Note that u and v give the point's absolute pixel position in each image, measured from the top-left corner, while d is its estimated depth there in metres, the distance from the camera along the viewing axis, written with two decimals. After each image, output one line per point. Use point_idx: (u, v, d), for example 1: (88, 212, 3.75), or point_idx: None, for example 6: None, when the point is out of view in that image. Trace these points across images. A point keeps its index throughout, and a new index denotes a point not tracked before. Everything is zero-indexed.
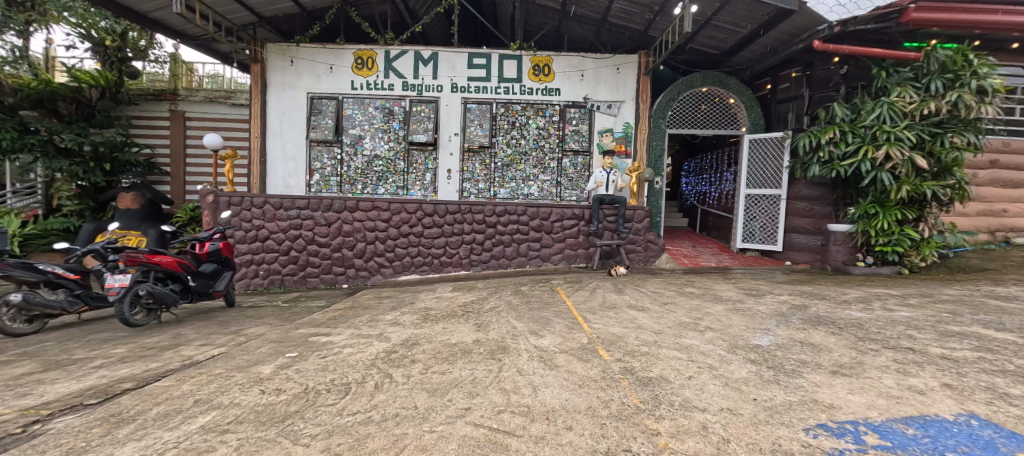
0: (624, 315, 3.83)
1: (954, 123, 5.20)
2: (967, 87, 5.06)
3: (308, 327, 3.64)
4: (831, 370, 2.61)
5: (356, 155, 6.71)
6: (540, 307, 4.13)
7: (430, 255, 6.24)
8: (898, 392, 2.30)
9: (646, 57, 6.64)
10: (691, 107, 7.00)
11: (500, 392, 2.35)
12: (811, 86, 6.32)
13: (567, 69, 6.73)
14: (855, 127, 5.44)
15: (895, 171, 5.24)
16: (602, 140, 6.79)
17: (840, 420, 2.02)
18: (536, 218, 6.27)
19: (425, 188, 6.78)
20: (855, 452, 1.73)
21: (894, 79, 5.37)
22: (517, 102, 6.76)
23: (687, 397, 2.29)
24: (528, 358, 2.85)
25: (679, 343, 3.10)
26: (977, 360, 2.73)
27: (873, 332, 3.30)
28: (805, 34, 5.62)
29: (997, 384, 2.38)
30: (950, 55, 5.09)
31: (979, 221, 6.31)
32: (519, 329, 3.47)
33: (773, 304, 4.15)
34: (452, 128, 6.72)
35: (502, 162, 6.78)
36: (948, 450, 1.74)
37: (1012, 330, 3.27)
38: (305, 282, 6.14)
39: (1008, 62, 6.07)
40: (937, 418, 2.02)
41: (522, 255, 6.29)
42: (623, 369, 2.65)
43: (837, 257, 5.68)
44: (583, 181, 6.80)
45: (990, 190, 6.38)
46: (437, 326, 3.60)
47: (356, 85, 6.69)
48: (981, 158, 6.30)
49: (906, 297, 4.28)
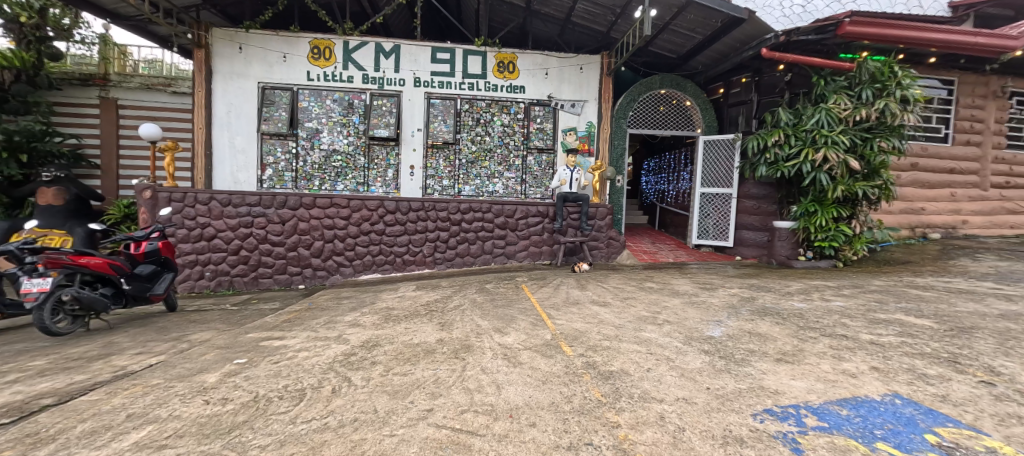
0: (587, 311, 3.88)
1: (882, 129, 5.62)
2: (893, 96, 5.49)
3: (259, 331, 3.44)
4: (775, 358, 2.75)
5: (312, 150, 6.42)
6: (505, 305, 4.11)
7: (393, 254, 6.08)
8: (834, 376, 2.45)
9: (608, 58, 6.75)
10: (650, 108, 7.20)
11: (463, 392, 2.31)
12: (759, 91, 6.58)
13: (532, 67, 6.73)
14: (798, 131, 5.77)
15: (832, 172, 5.61)
16: (567, 138, 6.84)
17: (783, 405, 2.14)
18: (501, 216, 6.26)
19: (386, 185, 6.60)
20: (798, 434, 1.83)
21: (831, 87, 5.75)
22: (481, 98, 6.68)
23: (647, 388, 2.34)
24: (491, 356, 2.82)
25: (639, 337, 3.17)
26: (900, 344, 2.96)
27: (812, 321, 3.51)
28: (755, 41, 5.94)
29: (917, 366, 2.58)
30: (878, 66, 5.53)
31: (902, 219, 6.90)
32: (484, 327, 3.43)
33: (725, 297, 4.35)
34: (415, 123, 6.55)
35: (467, 159, 6.69)
36: (876, 428, 1.88)
37: (929, 316, 3.58)
38: (257, 283, 5.81)
39: (927, 75, 6.67)
40: (867, 399, 2.17)
41: (487, 252, 6.27)
42: (585, 364, 2.69)
43: (781, 252, 6.04)
44: (547, 178, 6.87)
45: (912, 190, 6.94)
46: (400, 326, 3.50)
47: (313, 76, 6.38)
48: (905, 161, 6.86)
49: (841, 288, 4.60)
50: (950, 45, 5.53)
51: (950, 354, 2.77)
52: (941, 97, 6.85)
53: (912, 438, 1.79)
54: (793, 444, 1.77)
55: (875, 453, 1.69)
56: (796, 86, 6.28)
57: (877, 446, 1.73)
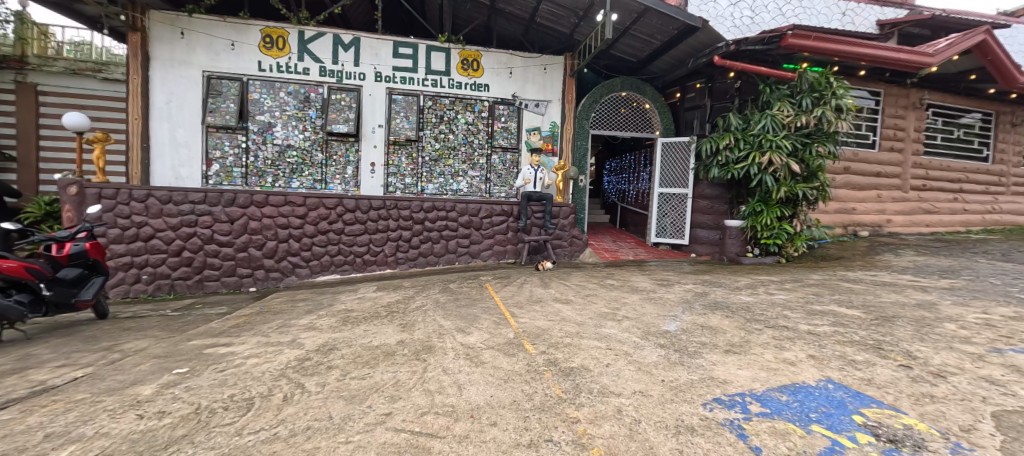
0: (549, 308, 3.91)
1: (820, 134, 6.02)
2: (829, 105, 5.89)
3: (203, 337, 3.22)
4: (725, 349, 2.88)
5: (264, 144, 6.10)
6: (467, 304, 4.07)
7: (353, 254, 5.88)
8: (776, 365, 2.60)
9: (571, 60, 6.86)
10: (611, 110, 7.37)
11: (424, 394, 2.25)
12: (712, 97, 6.87)
13: (496, 65, 6.70)
14: (746, 135, 6.10)
15: (776, 175, 5.96)
16: (531, 138, 6.85)
17: (731, 393, 2.26)
18: (465, 214, 6.21)
19: (345, 182, 6.36)
20: (742, 421, 1.97)
21: (776, 95, 6.10)
22: (445, 96, 6.58)
23: (605, 383, 2.38)
24: (453, 356, 2.77)
25: (599, 333, 3.22)
26: (833, 333, 3.18)
27: (758, 313, 3.71)
28: (708, 49, 6.22)
29: (847, 353, 2.77)
30: (816, 77, 5.90)
31: (836, 218, 7.43)
32: (446, 327, 3.38)
33: (680, 292, 4.52)
34: (376, 119, 6.35)
35: (430, 156, 6.57)
36: (811, 411, 2.04)
37: (858, 306, 3.88)
38: (202, 286, 5.44)
39: (858, 86, 7.23)
40: (804, 384, 2.33)
41: (451, 252, 6.20)
42: (547, 361, 2.70)
43: (732, 249, 6.37)
44: (511, 178, 6.86)
45: (846, 192, 7.50)
46: (359, 328, 3.38)
47: (265, 66, 6.06)
48: (839, 165, 7.39)
49: (783, 282, 4.89)
50: (878, 60, 5.95)
51: (874, 341, 2.99)
52: (870, 107, 7.44)
53: (842, 419, 1.97)
54: (739, 431, 1.91)
55: (810, 435, 1.86)
56: (745, 93, 6.57)
57: (812, 429, 1.90)
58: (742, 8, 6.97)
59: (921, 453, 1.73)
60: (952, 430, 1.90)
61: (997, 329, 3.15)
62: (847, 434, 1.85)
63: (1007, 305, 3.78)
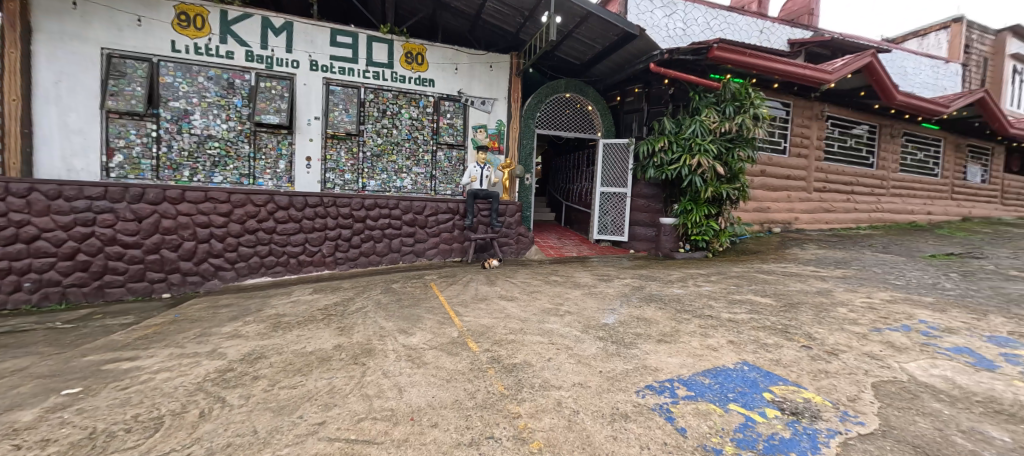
0: (494, 306, 3.91)
1: (741, 140, 6.54)
2: (749, 113, 6.41)
3: (103, 352, 2.87)
4: (657, 339, 3.06)
5: (180, 134, 5.53)
6: (411, 304, 3.97)
7: (287, 255, 5.52)
8: (701, 351, 2.80)
9: (516, 59, 6.93)
10: (556, 110, 7.48)
11: (361, 399, 2.17)
12: (649, 101, 7.22)
13: (441, 60, 6.59)
14: (678, 138, 6.52)
15: (704, 176, 6.41)
16: (477, 135, 6.82)
17: (661, 379, 2.40)
18: (409, 212, 6.07)
19: (277, 177, 5.94)
20: (670, 406, 2.10)
21: (704, 102, 6.55)
22: (388, 89, 6.35)
23: (547, 377, 2.44)
24: (394, 359, 2.69)
25: (542, 328, 3.28)
26: (750, 319, 3.49)
27: (687, 304, 3.98)
28: (644, 57, 6.59)
29: (760, 337, 3.04)
30: (738, 87, 6.41)
31: (755, 216, 8.17)
32: (387, 329, 3.27)
33: (619, 286, 4.73)
34: (312, 110, 5.99)
35: (372, 152, 6.30)
36: (730, 392, 2.23)
37: (770, 294, 4.29)
38: (102, 293, 4.78)
39: (772, 97, 7.98)
40: (725, 367, 2.54)
41: (395, 251, 6.04)
42: (490, 358, 2.70)
43: (666, 245, 6.79)
44: (458, 175, 6.78)
45: (762, 192, 8.24)
46: (291, 334, 3.18)
47: (179, 47, 5.49)
48: (757, 167, 8.10)
49: (710, 275, 5.29)
50: (787, 75, 6.58)
51: (782, 325, 3.31)
52: (782, 116, 8.24)
53: (755, 397, 2.17)
54: (667, 414, 2.05)
55: (728, 413, 2.03)
56: (678, 99, 7.09)
57: (730, 408, 2.08)
58: (675, 19, 7.40)
59: (816, 423, 1.97)
60: (841, 401, 2.17)
61: (878, 310, 3.63)
62: (758, 410, 2.06)
63: (887, 290, 4.36)
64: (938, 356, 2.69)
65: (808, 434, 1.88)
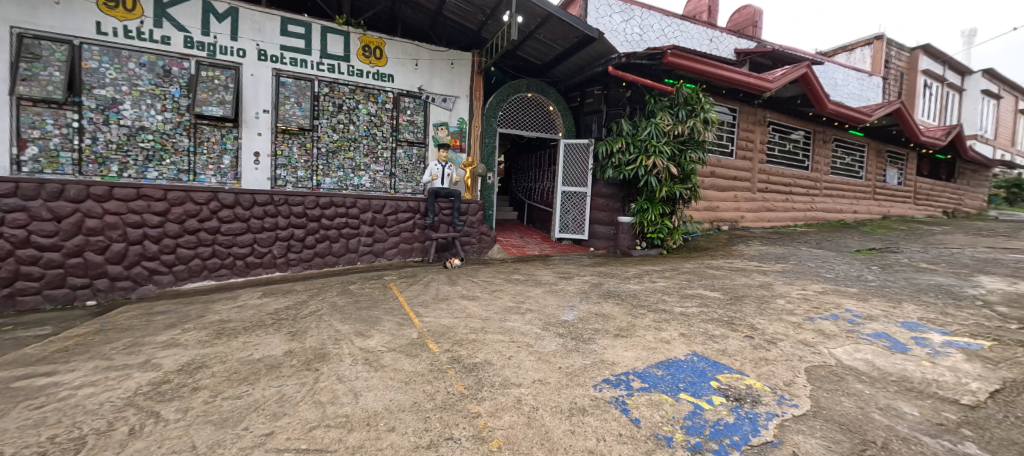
0: (455, 306, 3.87)
1: (693, 143, 6.84)
2: (700, 117, 6.72)
3: (14, 368, 2.58)
4: (614, 334, 3.14)
5: (107, 125, 5.02)
6: (369, 306, 3.85)
7: (233, 257, 5.22)
8: (655, 344, 2.90)
9: (478, 57, 6.90)
10: (518, 110, 7.53)
11: (313, 407, 2.09)
12: (607, 103, 7.42)
13: (400, 55, 6.42)
14: (635, 140, 6.74)
15: (659, 176, 6.66)
16: (438, 133, 6.71)
17: (617, 372, 2.47)
18: (367, 211, 5.96)
19: (221, 174, 5.48)
20: (626, 398, 2.16)
21: (658, 106, 6.81)
22: (344, 83, 6.10)
23: (507, 375, 2.44)
24: (350, 363, 2.60)
25: (503, 327, 3.28)
26: (699, 312, 3.67)
27: (643, 299, 4.12)
28: (602, 60, 6.76)
29: (708, 329, 3.20)
30: (689, 92, 6.71)
31: (705, 214, 8.59)
32: (343, 332, 3.16)
33: (579, 284, 4.82)
34: (260, 103, 5.63)
35: (327, 148, 6.01)
36: (681, 381, 2.33)
37: (718, 288, 4.53)
38: (13, 302, 4.29)
39: (721, 102, 8.41)
40: (676, 358, 2.64)
41: (352, 251, 5.88)
42: (451, 359, 2.67)
43: (623, 243, 6.99)
44: (418, 173, 6.61)
45: (711, 192, 8.68)
46: (237, 340, 3.00)
47: (105, 29, 4.99)
48: (707, 169, 8.52)
49: (664, 271, 5.50)
50: (734, 82, 6.95)
51: (728, 317, 3.51)
52: (729, 121, 8.72)
53: (703, 386, 2.29)
54: (622, 406, 2.11)
55: (679, 402, 2.12)
56: (635, 102, 7.29)
57: (680, 397, 2.17)
58: (632, 25, 7.64)
59: (757, 407, 2.10)
60: (778, 385, 2.32)
61: (812, 301, 3.92)
62: (706, 398, 2.17)
63: (819, 282, 4.72)
64: (860, 341, 2.95)
65: (750, 418, 2.00)
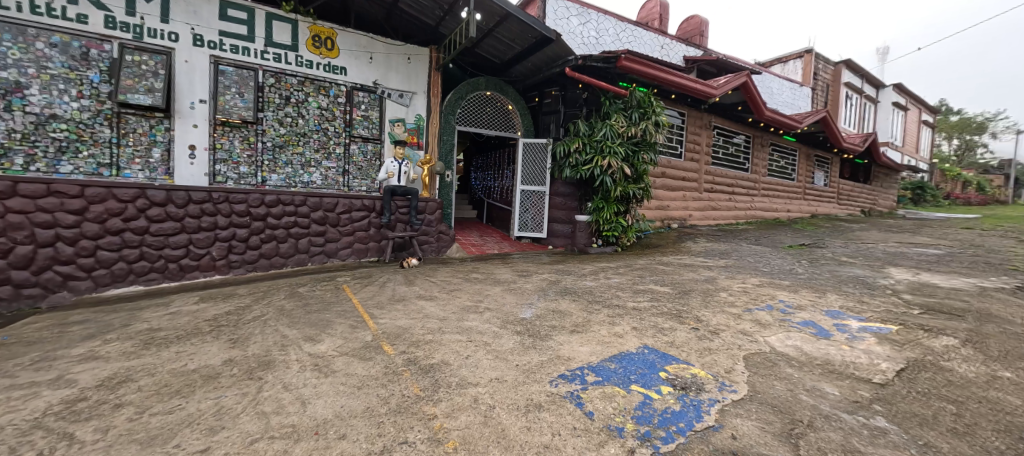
0: (412, 306, 3.78)
1: (646, 144, 7.09)
2: (652, 120, 6.98)
3: None
4: (570, 330, 3.19)
5: (10, 112, 4.46)
6: (320, 309, 3.68)
7: (164, 259, 4.80)
8: (609, 338, 2.98)
9: (436, 53, 6.78)
10: (477, 108, 7.47)
11: (256, 418, 1.96)
12: (565, 104, 7.54)
13: (353, 47, 6.18)
14: (591, 140, 6.90)
15: (614, 176, 6.85)
16: (394, 129, 6.52)
17: (573, 367, 2.51)
18: (318, 210, 5.69)
19: (149, 169, 5.05)
20: (580, 392, 2.20)
21: (613, 108, 7.00)
22: (291, 74, 5.78)
23: (464, 375, 2.41)
24: (297, 369, 2.47)
25: (460, 326, 3.25)
26: (650, 306, 3.81)
27: (598, 295, 4.23)
28: (559, 61, 6.85)
29: (659, 322, 3.33)
30: (642, 96, 6.94)
31: (657, 213, 8.95)
32: (290, 337, 2.99)
33: (537, 281, 4.87)
34: (196, 92, 5.21)
35: (273, 142, 5.69)
36: (632, 373, 2.41)
37: (668, 283, 4.73)
38: None
39: (671, 106, 8.79)
40: (629, 351, 2.73)
41: (301, 252, 5.60)
42: (406, 361, 2.60)
43: (581, 240, 7.13)
44: (373, 170, 6.41)
45: (662, 192, 9.05)
46: (169, 350, 2.77)
47: (7, 3, 4.43)
48: (658, 169, 8.88)
49: (618, 268, 5.68)
50: (682, 88, 7.28)
51: (677, 310, 3.67)
52: (678, 125, 9.14)
53: (652, 377, 2.37)
54: (577, 400, 2.14)
55: (630, 394, 2.19)
56: (592, 103, 7.45)
57: (632, 388, 2.24)
58: (589, 28, 7.80)
59: (701, 394, 2.21)
60: (720, 373, 2.46)
61: (751, 293, 4.20)
62: (654, 388, 2.25)
63: (757, 276, 5.06)
64: (791, 329, 3.18)
65: (695, 405, 2.09)
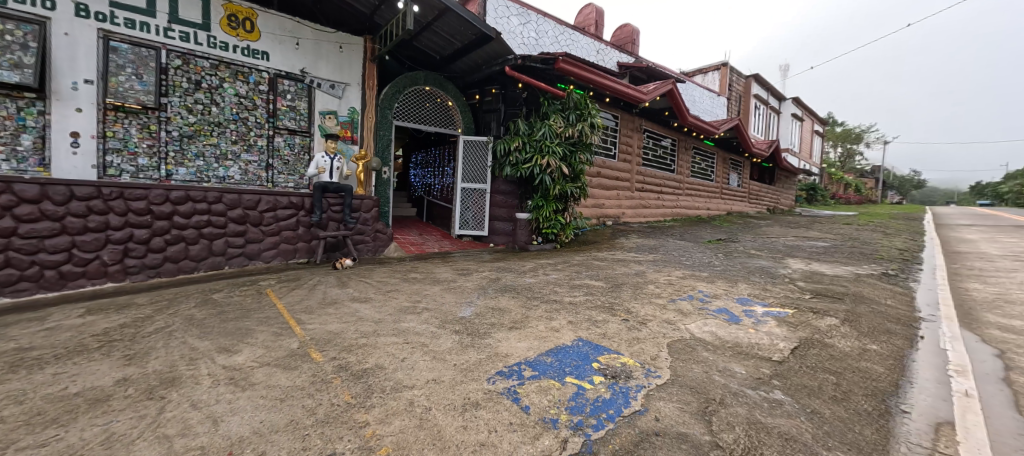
0: (344, 310, 3.59)
1: (582, 144, 7.32)
2: (588, 121, 7.21)
3: None
4: (508, 326, 3.21)
5: None
6: (238, 316, 3.37)
7: (39, 266, 4.08)
8: (546, 333, 3.04)
9: (371, 44, 6.49)
10: (416, 103, 7.25)
11: (155, 444, 1.75)
12: (505, 102, 7.51)
13: (276, 31, 5.72)
14: (531, 139, 6.99)
15: (553, 175, 7.00)
16: (325, 122, 6.15)
17: (511, 363, 2.53)
18: (236, 207, 5.21)
19: (16, 159, 4.29)
20: (517, 388, 2.22)
21: (552, 108, 7.14)
22: (203, 56, 5.23)
23: (399, 378, 2.33)
24: (209, 385, 2.23)
25: (397, 328, 3.13)
26: (586, 300, 3.95)
27: (537, 291, 4.30)
28: (499, 60, 6.86)
29: (593, 315, 3.46)
30: (579, 97, 7.15)
31: (593, 211, 9.30)
32: (202, 349, 2.71)
33: (477, 279, 4.84)
34: (80, 71, 4.52)
35: (180, 132, 5.11)
36: (567, 366, 2.47)
37: (601, 278, 4.94)
38: None
39: (605, 109, 9.17)
40: (565, 345, 2.79)
41: (217, 254, 5.08)
42: (337, 367, 2.46)
43: (521, 238, 7.22)
44: (301, 165, 6.00)
45: (598, 191, 9.42)
46: (45, 372, 2.39)
47: None
48: (594, 170, 9.22)
49: (556, 264, 5.82)
50: (615, 92, 7.59)
51: (610, 303, 3.84)
52: (611, 127, 9.56)
53: (586, 368, 2.45)
54: (514, 395, 2.16)
55: (565, 386, 2.25)
56: (531, 103, 7.53)
57: (566, 381, 2.30)
58: (529, 28, 7.89)
59: (629, 381, 2.32)
60: (647, 360, 2.60)
61: (675, 285, 4.50)
62: (587, 379, 2.33)
63: (681, 268, 5.44)
64: (708, 317, 3.45)
65: (624, 393, 2.20)
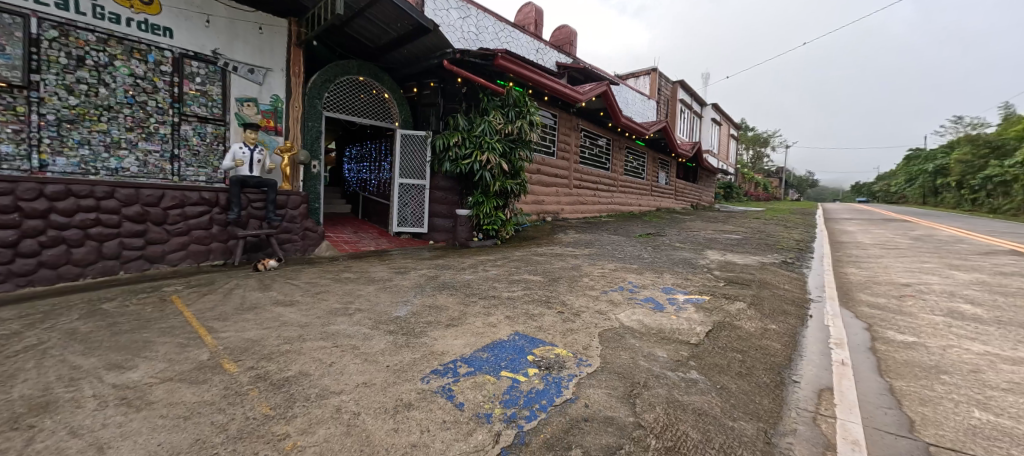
0: (266, 314, 3.32)
1: (521, 142, 7.40)
2: (526, 119, 7.30)
3: None
4: (445, 324, 3.17)
5: None
6: (136, 328, 2.99)
7: None
8: (483, 329, 3.04)
9: (296, 27, 6.03)
10: (349, 93, 6.85)
11: None
12: (443, 97, 7.40)
13: (182, 5, 5.11)
14: (471, 135, 6.95)
15: (492, 172, 7.02)
16: (243, 110, 5.61)
17: (446, 361, 2.49)
18: (133, 204, 4.62)
19: None
20: (452, 386, 2.19)
21: (491, 104, 7.14)
22: (88, 29, 4.52)
23: (326, 384, 2.20)
24: (95, 407, 1.95)
25: (325, 331, 2.96)
26: (524, 295, 4.00)
27: (476, 288, 4.28)
28: (438, 52, 6.71)
29: (530, 309, 3.52)
30: (517, 95, 7.22)
31: (532, 207, 9.48)
32: (88, 367, 2.36)
33: (414, 278, 4.71)
34: None
35: (58, 115, 4.39)
36: (503, 360, 2.49)
37: (539, 272, 5.04)
38: None
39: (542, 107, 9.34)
40: (502, 340, 2.81)
41: (109, 258, 4.45)
42: (255, 377, 2.27)
43: (461, 234, 7.19)
44: (215, 157, 5.42)
45: (537, 187, 9.59)
46: None
47: None
48: (534, 166, 9.36)
49: (494, 260, 5.84)
50: (552, 90, 7.74)
51: (546, 297, 3.93)
52: (551, 126, 9.80)
53: (521, 361, 2.49)
54: (448, 393, 2.13)
55: (500, 380, 2.26)
56: (471, 98, 7.44)
57: (502, 375, 2.32)
58: (469, 23, 7.81)
59: (562, 371, 2.40)
60: (579, 350, 2.70)
61: (608, 277, 4.71)
62: (522, 371, 2.37)
63: (613, 261, 5.71)
64: (637, 306, 3.65)
65: (558, 382, 2.27)
